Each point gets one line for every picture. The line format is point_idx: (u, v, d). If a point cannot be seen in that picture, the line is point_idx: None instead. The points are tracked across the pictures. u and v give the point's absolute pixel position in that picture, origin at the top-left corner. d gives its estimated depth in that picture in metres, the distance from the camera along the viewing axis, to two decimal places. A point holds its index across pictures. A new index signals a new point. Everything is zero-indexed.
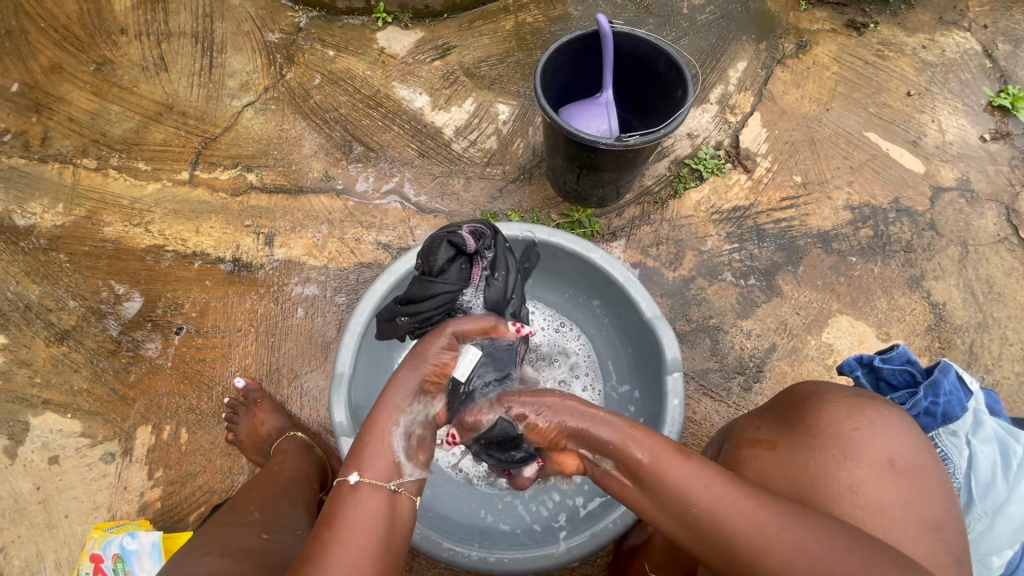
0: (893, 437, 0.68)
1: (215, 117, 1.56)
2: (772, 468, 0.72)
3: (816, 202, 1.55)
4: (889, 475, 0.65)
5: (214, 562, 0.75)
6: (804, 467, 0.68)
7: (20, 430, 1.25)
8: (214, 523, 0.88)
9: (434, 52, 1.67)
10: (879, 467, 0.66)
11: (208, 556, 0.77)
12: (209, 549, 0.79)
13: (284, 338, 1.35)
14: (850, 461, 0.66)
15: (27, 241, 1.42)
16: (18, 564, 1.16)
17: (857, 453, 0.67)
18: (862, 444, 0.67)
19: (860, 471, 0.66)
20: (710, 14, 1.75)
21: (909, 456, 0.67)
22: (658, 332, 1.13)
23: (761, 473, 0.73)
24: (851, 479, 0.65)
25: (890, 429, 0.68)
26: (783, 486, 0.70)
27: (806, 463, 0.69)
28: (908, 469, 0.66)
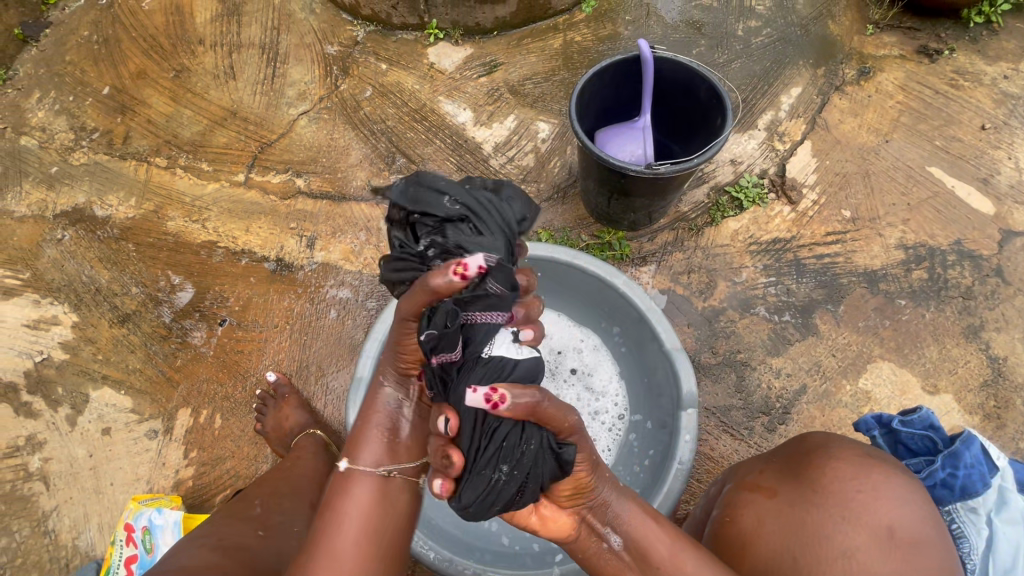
0: (897, 506, 0.67)
1: (273, 124, 1.67)
2: (768, 516, 0.72)
3: (865, 239, 1.47)
4: (887, 545, 0.65)
5: (203, 553, 0.80)
6: (802, 524, 0.69)
7: (81, 401, 1.38)
8: (220, 513, 0.95)
9: (481, 68, 1.71)
10: (877, 534, 0.65)
11: (200, 547, 0.82)
12: (206, 537, 0.86)
13: (316, 337, 1.43)
14: (846, 523, 0.67)
15: (103, 230, 1.57)
16: (68, 523, 1.28)
17: (854, 517, 0.67)
18: (863, 508, 0.67)
19: (857, 536, 0.66)
20: (766, 37, 1.70)
21: (911, 528, 0.66)
22: (676, 364, 1.11)
23: (757, 519, 0.73)
24: (846, 544, 0.66)
25: (896, 496, 0.68)
26: (775, 537, 0.70)
27: (805, 519, 0.69)
28: (911, 543, 0.65)
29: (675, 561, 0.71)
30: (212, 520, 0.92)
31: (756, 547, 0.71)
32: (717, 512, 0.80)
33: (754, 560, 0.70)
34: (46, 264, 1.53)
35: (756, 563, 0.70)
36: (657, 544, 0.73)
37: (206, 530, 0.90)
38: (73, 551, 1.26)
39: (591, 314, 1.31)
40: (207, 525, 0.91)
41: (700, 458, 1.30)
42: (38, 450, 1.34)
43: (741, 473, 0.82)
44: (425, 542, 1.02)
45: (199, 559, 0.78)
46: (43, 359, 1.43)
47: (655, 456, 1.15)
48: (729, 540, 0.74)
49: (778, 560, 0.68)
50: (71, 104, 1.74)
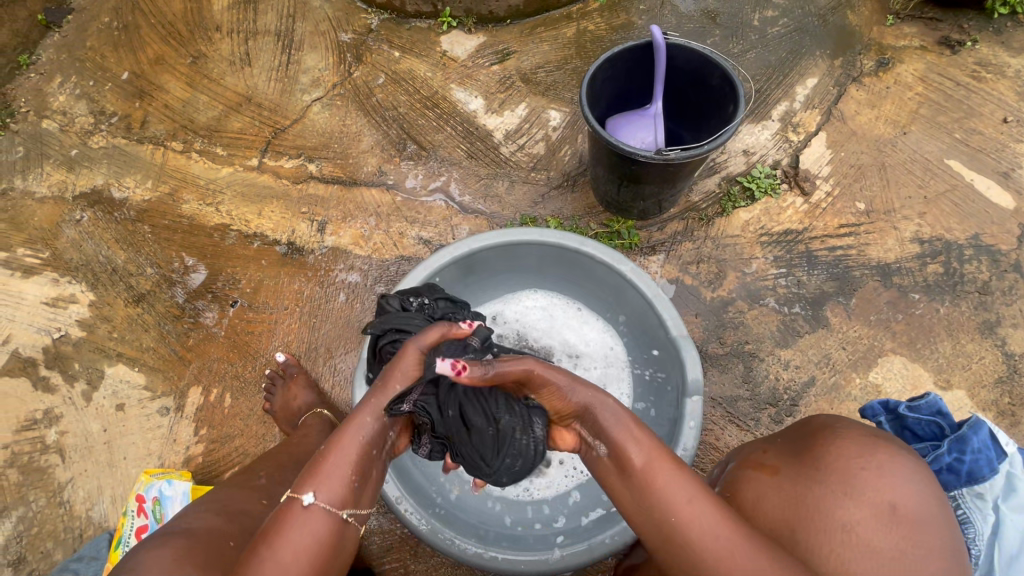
0: (903, 484, 0.65)
1: (287, 110, 1.69)
2: (770, 492, 0.72)
3: (879, 231, 1.45)
4: (889, 521, 0.63)
5: (209, 518, 0.80)
6: (803, 498, 0.68)
7: (96, 377, 1.42)
8: (224, 483, 0.95)
9: (493, 57, 1.71)
10: (879, 510, 0.64)
11: (205, 513, 0.81)
12: (211, 502, 0.86)
13: (325, 320, 1.44)
14: (849, 500, 0.65)
15: (120, 211, 1.60)
16: (82, 495, 1.31)
17: (858, 494, 0.65)
18: (866, 484, 0.66)
19: (858, 511, 0.65)
20: (783, 27, 1.67)
21: (916, 506, 0.64)
22: (681, 351, 1.10)
23: (758, 494, 0.73)
24: (846, 518, 0.65)
25: (901, 475, 0.66)
26: (776, 512, 0.70)
27: (805, 494, 0.68)
28: (914, 520, 0.63)
29: (649, 474, 0.70)
30: (216, 489, 0.92)
31: (754, 521, 0.71)
32: (720, 486, 0.81)
33: (752, 533, 0.71)
34: (65, 243, 1.57)
35: None
36: (634, 458, 0.71)
37: (208, 497, 0.89)
38: (86, 522, 1.29)
39: (600, 302, 1.30)
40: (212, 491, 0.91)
41: (705, 448, 1.29)
42: (55, 423, 1.37)
43: (746, 452, 0.83)
44: (428, 522, 1.03)
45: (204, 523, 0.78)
46: (61, 336, 1.46)
47: (658, 443, 1.15)
48: (731, 513, 0.75)
49: (776, 534, 0.69)
50: (92, 89, 1.78)
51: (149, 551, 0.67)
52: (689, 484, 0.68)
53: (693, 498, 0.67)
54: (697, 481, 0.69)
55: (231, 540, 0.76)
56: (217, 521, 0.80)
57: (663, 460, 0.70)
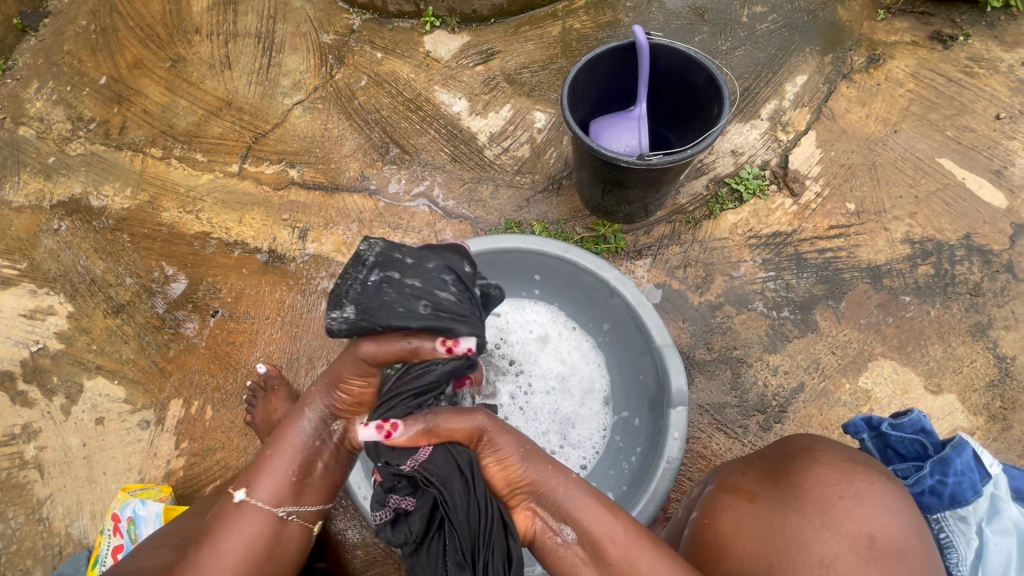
0: (881, 514, 0.64)
1: (267, 114, 1.66)
2: (747, 521, 0.70)
3: (870, 232, 1.42)
4: (869, 555, 0.61)
5: None
6: (781, 528, 0.66)
7: (75, 390, 1.39)
8: (190, 511, 0.94)
9: (477, 57, 1.68)
10: (857, 542, 0.62)
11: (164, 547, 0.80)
12: (169, 540, 0.86)
13: (307, 329, 1.42)
14: (827, 532, 0.63)
15: (99, 220, 1.57)
16: (61, 511, 1.30)
17: (836, 524, 0.63)
18: (843, 514, 0.64)
19: (837, 543, 0.62)
20: (772, 23, 1.64)
21: (895, 538, 0.62)
22: (666, 361, 1.08)
23: (735, 523, 0.71)
24: (824, 551, 0.62)
25: (880, 505, 0.64)
26: (753, 542, 0.68)
27: (783, 524, 0.66)
28: (894, 553, 0.61)
29: (628, 557, 0.71)
30: (179, 521, 0.92)
31: (731, 551, 0.69)
32: (697, 513, 0.79)
33: (729, 564, 0.69)
34: (43, 254, 1.54)
35: (731, 567, 0.68)
36: (609, 544, 0.72)
37: (167, 532, 0.89)
38: (66, 539, 1.28)
39: (583, 309, 1.28)
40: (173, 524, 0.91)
41: (692, 456, 1.27)
42: (33, 439, 1.35)
43: (724, 476, 0.81)
44: None
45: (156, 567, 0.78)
46: (39, 348, 1.44)
47: (643, 453, 1.13)
48: (709, 542, 0.73)
49: (753, 566, 0.66)
50: (69, 94, 1.74)
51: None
52: (670, 569, 0.69)
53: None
54: (671, 557, 0.71)
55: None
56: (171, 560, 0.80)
57: (642, 545, 0.71)
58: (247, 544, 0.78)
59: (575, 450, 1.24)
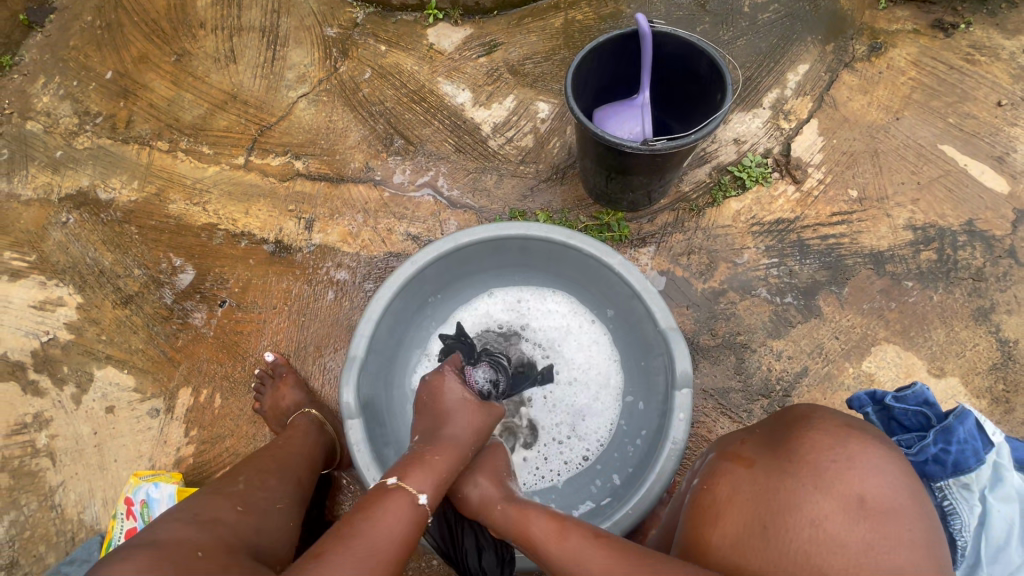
0: (872, 475, 0.64)
1: (272, 107, 1.67)
2: (744, 487, 0.71)
3: (872, 219, 1.43)
4: (858, 515, 0.62)
5: (182, 527, 0.79)
6: (774, 492, 0.68)
7: (86, 380, 1.41)
8: (202, 489, 0.94)
9: (480, 49, 1.69)
10: (848, 503, 0.63)
11: (178, 522, 0.80)
12: (184, 511, 0.85)
13: (313, 318, 1.44)
14: (818, 494, 0.64)
15: (106, 213, 1.59)
16: (73, 498, 1.31)
17: (827, 486, 0.64)
18: (835, 476, 0.65)
19: (827, 504, 0.63)
20: (774, 13, 1.65)
21: (886, 499, 0.63)
22: (671, 344, 1.09)
23: (732, 490, 0.73)
24: (815, 512, 0.64)
25: (871, 467, 0.65)
26: (748, 507, 0.69)
27: (776, 488, 0.68)
28: (883, 512, 0.62)
29: (546, 539, 0.82)
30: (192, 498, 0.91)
31: (728, 517, 0.71)
32: (698, 481, 0.81)
33: (725, 529, 0.70)
34: (52, 246, 1.55)
35: (727, 532, 0.70)
36: (533, 529, 0.84)
37: (181, 506, 0.87)
38: (78, 525, 1.29)
39: (589, 296, 1.29)
40: (185, 501, 0.90)
41: (697, 440, 1.28)
42: (45, 427, 1.37)
43: (725, 446, 0.82)
44: None
45: (175, 533, 0.77)
46: (50, 339, 1.46)
47: (647, 437, 1.14)
48: (706, 508, 0.75)
49: (748, 529, 0.68)
50: (76, 89, 1.76)
51: (111, 568, 0.66)
52: (579, 543, 0.79)
53: (587, 551, 0.78)
54: (583, 533, 0.81)
55: (201, 549, 0.75)
56: (190, 530, 0.79)
57: (553, 529, 0.83)
58: (404, 534, 0.77)
59: (582, 437, 1.26)
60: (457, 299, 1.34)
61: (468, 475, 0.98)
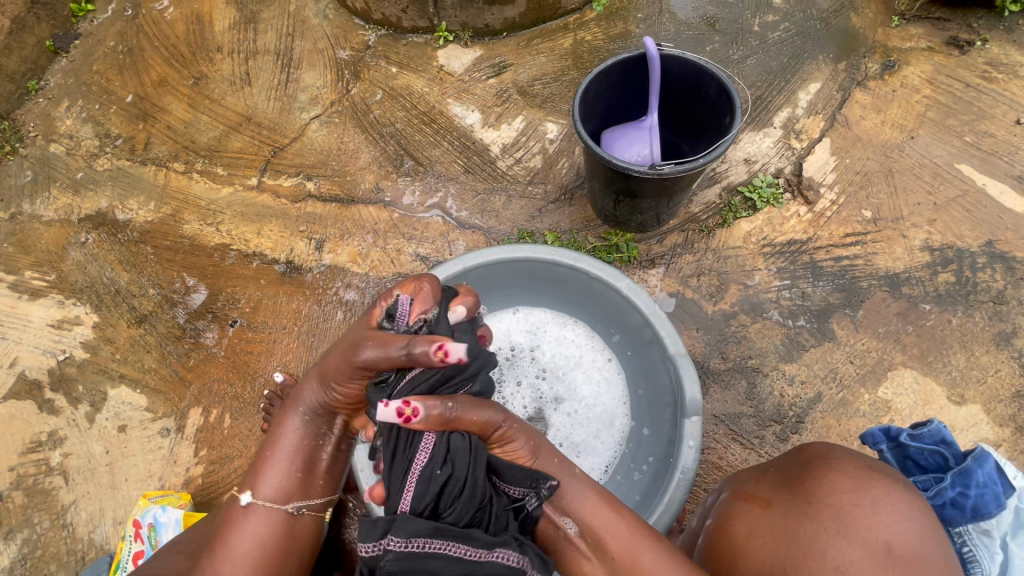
0: (897, 520, 0.62)
1: (286, 129, 1.70)
2: (761, 527, 0.69)
3: (887, 240, 1.40)
4: (885, 562, 0.60)
5: (179, 563, 0.83)
6: (794, 533, 0.65)
7: (99, 399, 1.43)
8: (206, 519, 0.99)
9: (490, 70, 1.71)
10: (874, 550, 0.60)
11: (177, 557, 0.85)
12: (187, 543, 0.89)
13: (323, 338, 1.44)
14: (842, 539, 0.62)
15: (124, 233, 1.62)
16: (85, 517, 1.32)
17: (850, 531, 0.62)
18: (858, 520, 0.63)
19: (852, 550, 0.61)
20: (784, 31, 1.64)
21: (912, 546, 0.61)
22: (679, 369, 1.08)
23: (750, 529, 0.70)
24: (840, 557, 0.61)
25: (896, 512, 0.63)
26: (768, 549, 0.67)
27: (797, 530, 0.65)
28: (911, 560, 0.60)
29: (631, 551, 0.74)
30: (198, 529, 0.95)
31: (747, 558, 0.68)
32: (712, 520, 0.78)
33: (744, 571, 0.68)
34: (71, 265, 1.59)
35: (747, 573, 0.67)
36: (611, 539, 0.76)
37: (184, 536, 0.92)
38: (89, 544, 1.30)
39: (594, 318, 1.28)
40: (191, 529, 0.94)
41: (708, 467, 1.26)
42: (59, 445, 1.39)
43: (738, 483, 0.80)
44: None
45: (171, 568, 0.81)
46: (66, 357, 1.48)
47: (655, 462, 1.13)
48: (723, 549, 0.72)
49: (768, 573, 0.65)
50: (97, 112, 1.81)
51: None
52: (667, 560, 0.73)
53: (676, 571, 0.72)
54: (670, 550, 0.74)
55: None
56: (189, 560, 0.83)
57: (642, 538, 0.75)
58: (260, 544, 0.80)
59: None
60: None
61: (532, 435, 0.84)
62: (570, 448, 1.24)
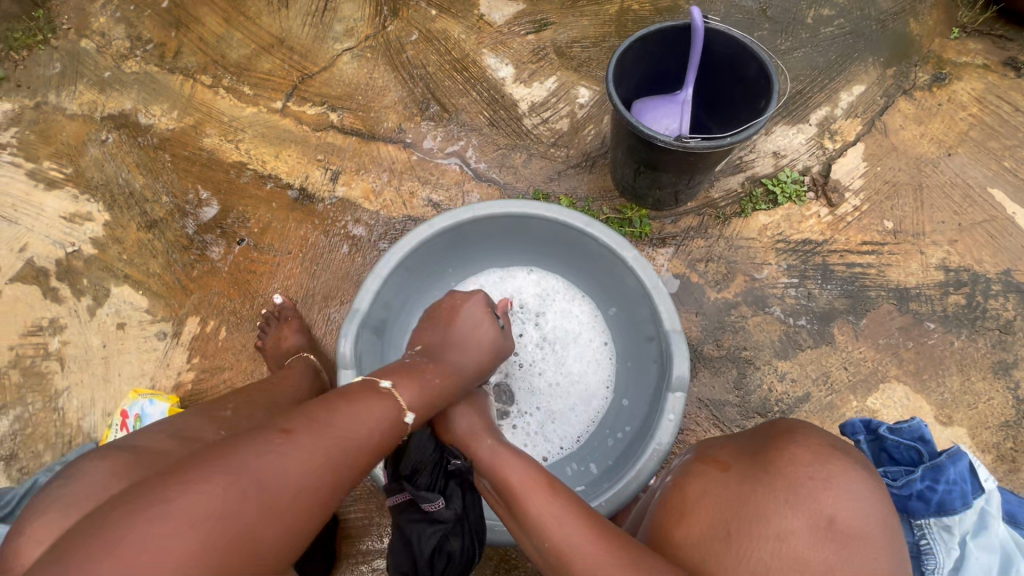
0: (848, 497, 0.62)
1: (317, 57, 1.68)
2: (715, 488, 0.70)
3: (904, 253, 1.38)
4: (825, 534, 0.59)
5: (162, 440, 0.82)
6: (744, 496, 0.66)
7: (102, 294, 1.46)
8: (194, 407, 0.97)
9: (530, 26, 1.67)
10: (815, 522, 0.60)
11: (162, 435, 0.83)
12: (320, 467, 0.61)
13: (325, 268, 1.45)
14: (788, 508, 0.62)
15: (144, 137, 1.63)
16: (75, 404, 1.36)
17: (799, 502, 0.62)
18: (810, 493, 0.62)
19: (794, 519, 0.61)
20: (838, 27, 1.59)
21: (858, 523, 0.60)
22: (670, 345, 1.07)
23: (703, 489, 0.72)
24: (782, 525, 0.61)
25: (849, 489, 0.62)
26: (715, 509, 0.68)
27: (747, 494, 0.66)
28: (852, 535, 0.59)
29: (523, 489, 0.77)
30: (366, 381, 0.80)
31: (694, 516, 0.69)
32: (671, 478, 0.80)
33: (689, 527, 0.69)
34: (88, 162, 1.60)
35: (692, 529, 0.69)
36: (512, 475, 0.81)
37: (363, 412, 0.71)
38: (76, 430, 1.33)
39: (594, 288, 1.29)
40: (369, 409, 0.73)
41: (684, 448, 1.26)
42: (59, 332, 1.42)
43: (705, 448, 0.81)
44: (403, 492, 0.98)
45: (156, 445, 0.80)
46: (74, 250, 1.51)
47: (628, 436, 1.14)
48: (675, 503, 0.74)
49: (710, 532, 0.66)
50: (131, 13, 1.79)
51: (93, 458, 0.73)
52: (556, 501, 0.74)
53: (565, 509, 0.73)
54: (566, 498, 0.76)
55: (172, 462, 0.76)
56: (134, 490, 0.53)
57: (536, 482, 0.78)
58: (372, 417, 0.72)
59: (548, 438, 1.23)
60: (459, 273, 1.33)
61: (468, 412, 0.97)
62: (548, 415, 1.25)
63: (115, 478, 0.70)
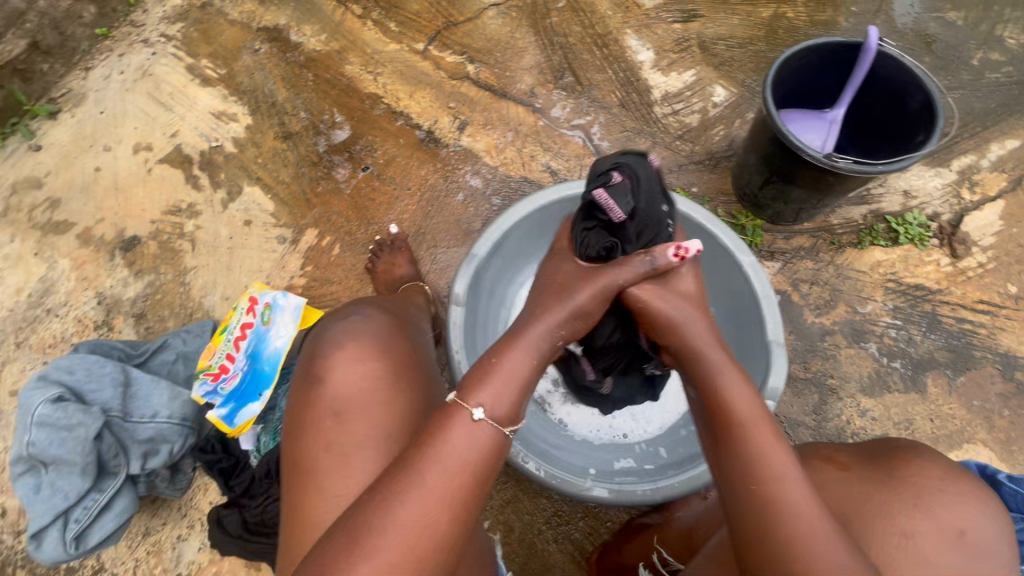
0: (974, 515, 0.66)
1: (464, 7, 1.72)
2: (834, 483, 0.73)
3: (1020, 321, 1.33)
4: (953, 542, 0.65)
5: (377, 317, 0.99)
6: (870, 495, 0.70)
7: (235, 191, 1.58)
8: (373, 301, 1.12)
9: (679, 15, 1.66)
10: (945, 530, 0.65)
11: (375, 312, 1.01)
12: (438, 511, 0.67)
13: (439, 210, 1.53)
14: (917, 513, 0.67)
15: (292, 54, 1.72)
16: (199, 283, 1.49)
17: (928, 509, 0.67)
18: (941, 504, 0.67)
19: (922, 523, 0.66)
20: (1004, 76, 1.51)
21: (984, 539, 0.65)
22: (770, 354, 1.10)
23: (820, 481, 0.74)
24: (909, 526, 0.66)
25: (976, 509, 0.67)
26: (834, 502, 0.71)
27: (873, 494, 0.70)
28: (978, 548, 0.64)
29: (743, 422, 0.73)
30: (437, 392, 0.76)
31: None
32: None
33: None
34: (241, 67, 1.71)
35: None
36: (739, 400, 0.75)
37: (463, 428, 0.72)
38: (197, 306, 1.48)
39: None
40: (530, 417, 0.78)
41: None
42: (194, 217, 1.56)
43: (810, 446, 0.83)
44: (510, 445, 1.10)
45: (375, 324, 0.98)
46: (217, 146, 1.63)
47: None
48: None
49: None
50: None
51: (340, 361, 0.89)
52: (780, 448, 0.71)
53: (790, 462, 0.70)
54: (784, 448, 0.71)
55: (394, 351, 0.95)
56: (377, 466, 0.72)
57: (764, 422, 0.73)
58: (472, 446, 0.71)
59: (629, 415, 1.29)
60: None
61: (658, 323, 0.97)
62: None
63: (359, 365, 0.89)
